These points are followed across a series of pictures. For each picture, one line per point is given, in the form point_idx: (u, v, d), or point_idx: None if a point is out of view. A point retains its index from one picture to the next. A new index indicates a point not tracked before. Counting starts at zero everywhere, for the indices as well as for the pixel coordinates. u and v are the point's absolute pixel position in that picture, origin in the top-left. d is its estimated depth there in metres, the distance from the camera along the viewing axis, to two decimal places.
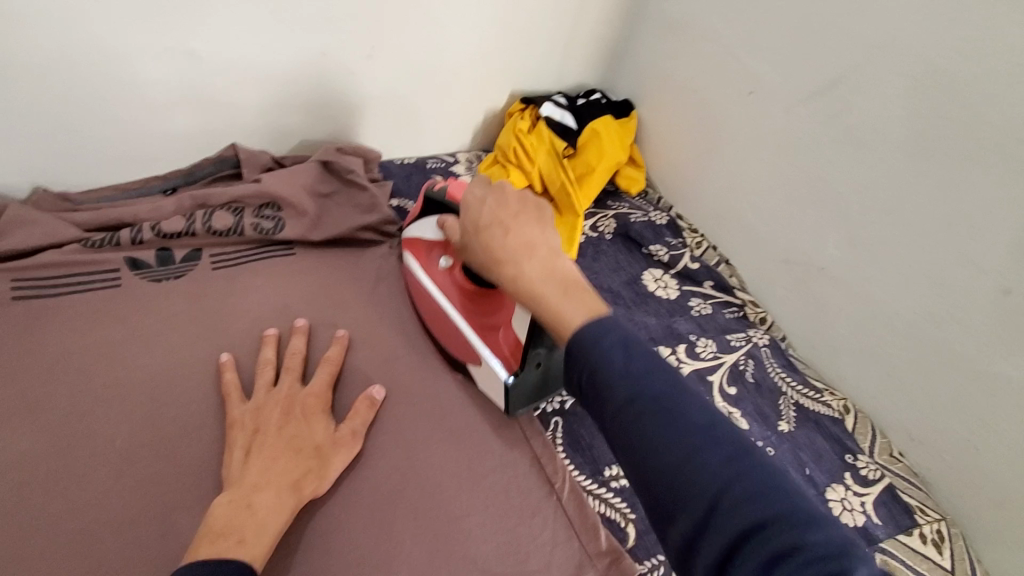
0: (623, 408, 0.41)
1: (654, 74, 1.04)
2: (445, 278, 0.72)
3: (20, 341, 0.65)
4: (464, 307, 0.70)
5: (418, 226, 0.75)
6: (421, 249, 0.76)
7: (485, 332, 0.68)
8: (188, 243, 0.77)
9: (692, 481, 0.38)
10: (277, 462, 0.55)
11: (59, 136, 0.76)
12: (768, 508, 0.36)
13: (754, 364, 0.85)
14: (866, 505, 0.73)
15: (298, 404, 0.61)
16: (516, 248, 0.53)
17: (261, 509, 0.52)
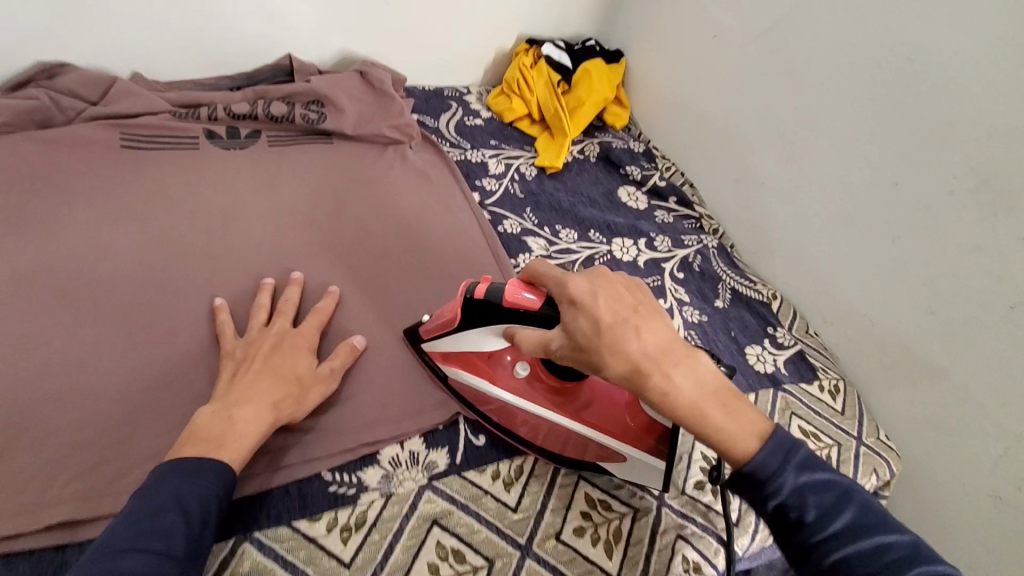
0: (766, 472, 0.47)
1: (640, 26, 1.22)
2: (527, 387, 0.66)
3: (122, 175, 0.84)
4: (555, 408, 0.65)
5: (458, 337, 0.66)
6: (476, 362, 0.67)
7: (586, 408, 0.65)
8: (251, 124, 0.97)
9: (807, 510, 0.47)
10: (260, 386, 0.61)
11: (154, 32, 0.94)
12: (872, 536, 0.45)
13: (702, 259, 1.02)
14: (777, 361, 0.91)
15: (290, 344, 0.67)
16: (663, 364, 0.48)
17: (240, 421, 0.58)
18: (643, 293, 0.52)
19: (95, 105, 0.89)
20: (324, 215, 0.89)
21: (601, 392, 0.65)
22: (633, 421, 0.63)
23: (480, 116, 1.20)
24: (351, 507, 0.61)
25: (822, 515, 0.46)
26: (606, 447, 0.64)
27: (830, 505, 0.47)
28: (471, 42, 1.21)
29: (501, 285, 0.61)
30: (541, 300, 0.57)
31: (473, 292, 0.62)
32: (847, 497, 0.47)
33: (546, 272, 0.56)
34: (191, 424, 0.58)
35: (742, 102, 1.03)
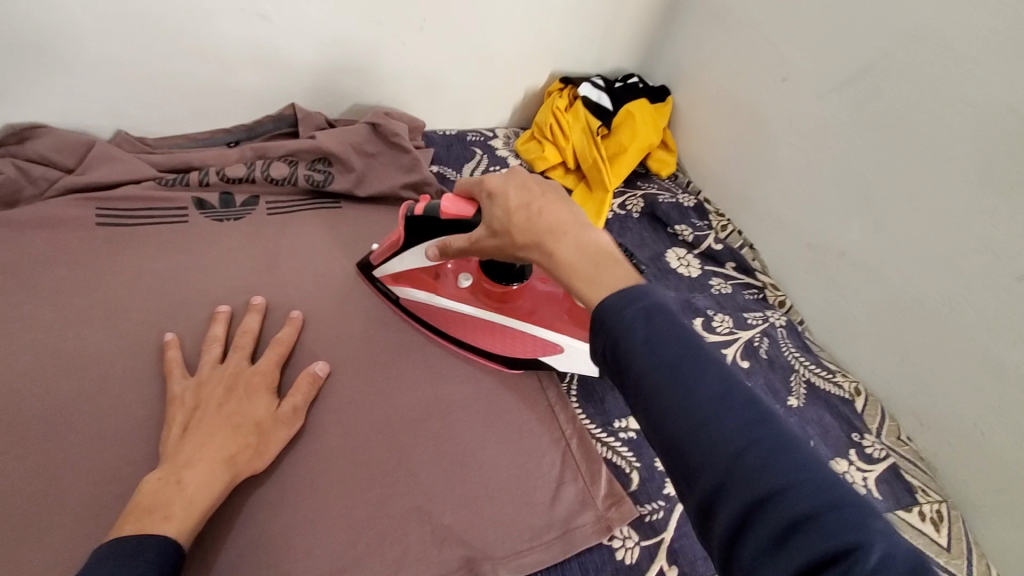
0: (634, 360, 0.39)
1: (691, 61, 1.07)
2: (470, 294, 0.74)
3: (97, 261, 0.73)
4: (494, 309, 0.73)
5: (405, 257, 0.72)
6: (420, 277, 0.74)
7: (530, 313, 0.73)
8: (248, 189, 0.85)
9: (710, 444, 0.35)
10: (214, 439, 0.55)
11: (140, 85, 0.83)
12: (791, 492, 0.32)
13: (769, 342, 0.87)
14: (868, 481, 0.75)
15: (241, 382, 0.61)
16: (549, 228, 0.49)
17: (191, 485, 0.52)
18: (560, 192, 0.54)
19: (70, 173, 0.78)
20: (329, 301, 0.77)
21: (537, 295, 0.74)
22: (562, 323, 0.71)
23: (507, 165, 1.06)
24: None
25: (728, 455, 0.34)
26: (551, 335, 0.71)
27: (741, 440, 0.35)
28: (497, 81, 1.07)
29: (436, 202, 0.65)
30: (474, 208, 0.61)
31: (414, 211, 0.67)
32: (762, 439, 0.35)
33: (478, 182, 0.60)
34: (135, 496, 0.51)
35: (816, 158, 0.88)
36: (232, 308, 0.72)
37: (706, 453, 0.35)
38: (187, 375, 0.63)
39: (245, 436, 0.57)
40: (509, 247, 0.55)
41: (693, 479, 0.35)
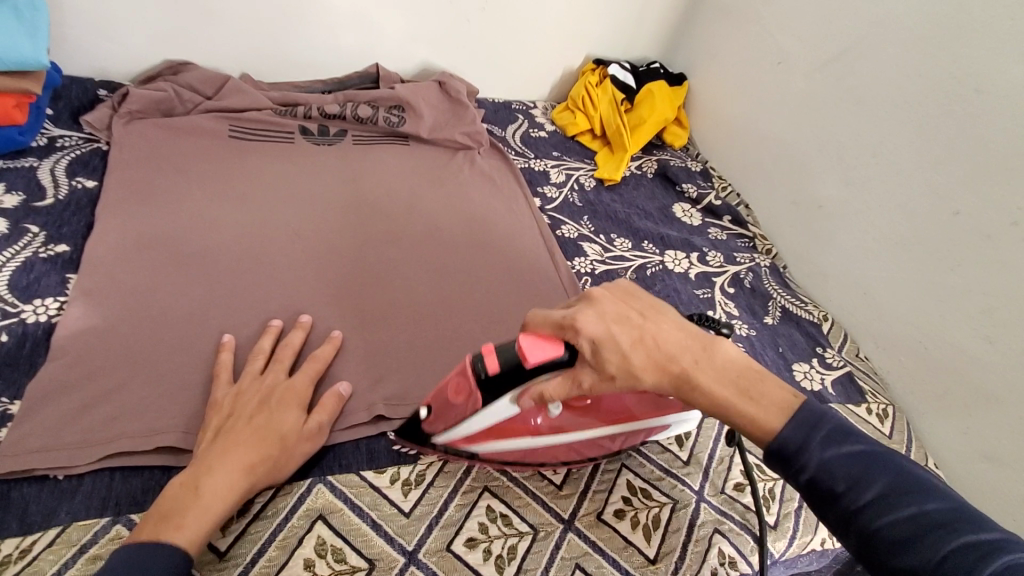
0: (795, 447, 0.51)
1: (705, 51, 1.27)
2: (563, 418, 0.63)
3: (227, 160, 0.94)
4: (586, 422, 0.64)
5: (476, 417, 0.59)
6: (509, 429, 0.62)
7: (610, 411, 0.65)
8: (340, 124, 1.07)
9: (858, 488, 0.47)
10: (237, 446, 0.56)
11: (264, 37, 1.06)
12: (915, 507, 0.45)
13: (753, 276, 1.05)
14: (826, 380, 0.91)
15: (279, 395, 0.62)
16: (689, 362, 0.55)
17: (207, 493, 0.53)
18: (638, 303, 0.58)
19: (210, 100, 1.01)
20: (399, 207, 0.97)
21: (609, 401, 0.64)
22: (641, 409, 0.66)
23: (544, 129, 1.27)
24: (412, 465, 0.66)
25: (867, 480, 0.47)
26: (642, 423, 0.66)
27: (886, 488, 0.46)
28: (541, 60, 1.28)
29: (509, 347, 0.55)
30: (565, 347, 0.53)
31: (487, 370, 0.55)
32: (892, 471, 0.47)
33: (574, 324, 0.53)
34: (158, 500, 0.53)
35: (803, 126, 1.06)
36: (298, 290, 0.78)
37: (865, 501, 0.46)
38: (231, 381, 0.65)
39: (266, 445, 0.57)
40: (616, 385, 0.55)
41: (846, 507, 0.47)
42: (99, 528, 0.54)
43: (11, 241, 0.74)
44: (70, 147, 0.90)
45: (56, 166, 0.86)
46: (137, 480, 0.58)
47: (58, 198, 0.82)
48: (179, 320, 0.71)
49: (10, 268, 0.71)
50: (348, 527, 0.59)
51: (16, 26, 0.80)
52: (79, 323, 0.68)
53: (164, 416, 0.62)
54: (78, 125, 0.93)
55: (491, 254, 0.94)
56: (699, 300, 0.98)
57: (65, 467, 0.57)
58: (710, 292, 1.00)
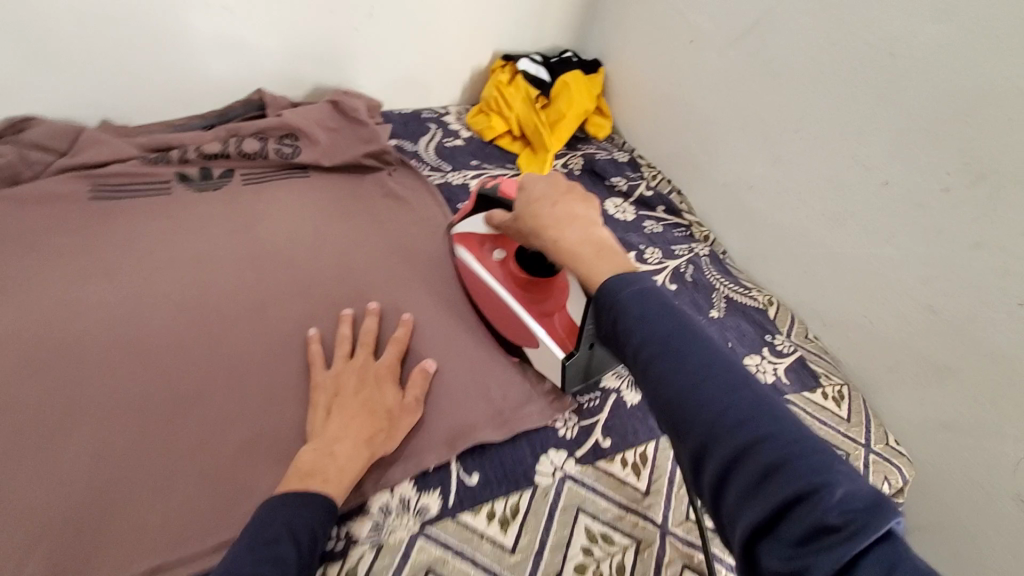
0: (644, 331, 0.46)
1: (615, 34, 1.20)
2: (499, 268, 0.77)
3: (94, 227, 0.82)
4: (517, 292, 0.75)
5: (468, 221, 0.80)
6: (472, 241, 0.81)
7: (539, 304, 0.73)
8: (225, 164, 0.95)
9: (700, 390, 0.42)
10: (355, 421, 0.62)
11: (121, 77, 0.93)
12: (762, 424, 0.39)
13: (693, 268, 1.00)
14: (778, 369, 0.89)
15: (374, 371, 0.68)
16: (562, 217, 0.58)
17: (341, 456, 0.59)
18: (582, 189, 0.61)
19: (64, 156, 0.88)
20: (304, 251, 0.87)
21: (557, 297, 0.72)
22: (563, 331, 0.70)
23: (460, 136, 1.18)
24: (342, 561, 0.58)
25: (700, 393, 0.42)
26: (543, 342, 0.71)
27: (729, 395, 0.41)
28: (446, 62, 1.19)
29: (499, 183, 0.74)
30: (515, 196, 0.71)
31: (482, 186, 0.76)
32: (752, 393, 0.41)
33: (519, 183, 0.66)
34: (296, 464, 0.59)
35: (723, 105, 1.01)
36: (191, 372, 0.68)
37: (702, 398, 0.41)
38: (325, 367, 0.69)
39: (376, 418, 0.63)
40: (525, 235, 0.63)
41: (690, 432, 0.41)
42: None
43: None
44: None
45: None
46: None
47: None
48: (45, 437, 0.60)
49: None
50: None
51: None
52: None
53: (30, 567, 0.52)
54: None
55: (414, 289, 0.85)
56: None
57: None
58: None
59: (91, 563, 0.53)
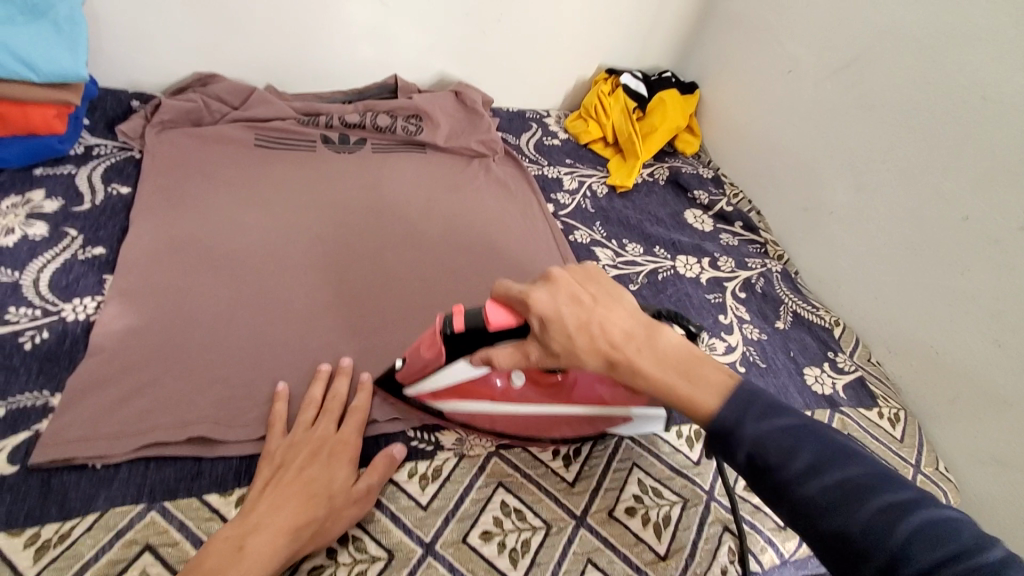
0: (730, 420, 0.51)
1: (716, 60, 1.29)
2: (522, 391, 0.68)
3: (255, 168, 0.98)
4: (551, 398, 0.68)
5: (439, 376, 0.64)
6: (466, 390, 0.67)
7: (580, 395, 0.68)
8: (360, 134, 1.11)
9: (799, 468, 0.47)
10: (286, 500, 0.56)
11: (289, 51, 1.10)
12: (844, 476, 0.46)
13: (764, 281, 1.06)
14: (837, 383, 0.93)
15: (333, 446, 0.63)
16: (624, 339, 0.54)
17: (252, 553, 0.51)
18: (602, 279, 0.58)
19: (236, 110, 1.05)
20: (418, 212, 1.00)
21: (584, 382, 0.67)
22: (612, 397, 0.68)
23: (558, 137, 1.29)
24: (429, 460, 0.68)
25: (814, 482, 0.47)
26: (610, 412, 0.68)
27: (822, 458, 0.48)
28: (555, 70, 1.31)
29: (474, 311, 0.59)
30: (519, 319, 0.57)
31: (453, 327, 0.59)
32: (830, 445, 0.48)
33: (524, 303, 0.55)
34: (204, 550, 0.52)
35: (813, 134, 1.08)
36: (324, 293, 0.82)
37: (805, 471, 0.47)
38: (284, 433, 0.64)
39: (309, 491, 0.57)
40: (575, 364, 0.55)
41: (816, 521, 0.46)
42: (135, 514, 0.57)
43: (51, 245, 0.78)
44: (106, 155, 0.93)
45: (92, 173, 0.90)
46: (172, 468, 0.61)
47: (94, 203, 0.85)
48: (211, 320, 0.74)
49: (51, 270, 0.75)
50: (368, 517, 0.61)
51: (58, 39, 0.83)
52: (115, 322, 0.71)
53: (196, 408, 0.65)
54: (112, 134, 0.97)
55: (509, 258, 0.97)
56: (710, 305, 0.99)
57: (102, 457, 0.60)
58: (721, 296, 1.01)
59: (239, 419, 0.66)
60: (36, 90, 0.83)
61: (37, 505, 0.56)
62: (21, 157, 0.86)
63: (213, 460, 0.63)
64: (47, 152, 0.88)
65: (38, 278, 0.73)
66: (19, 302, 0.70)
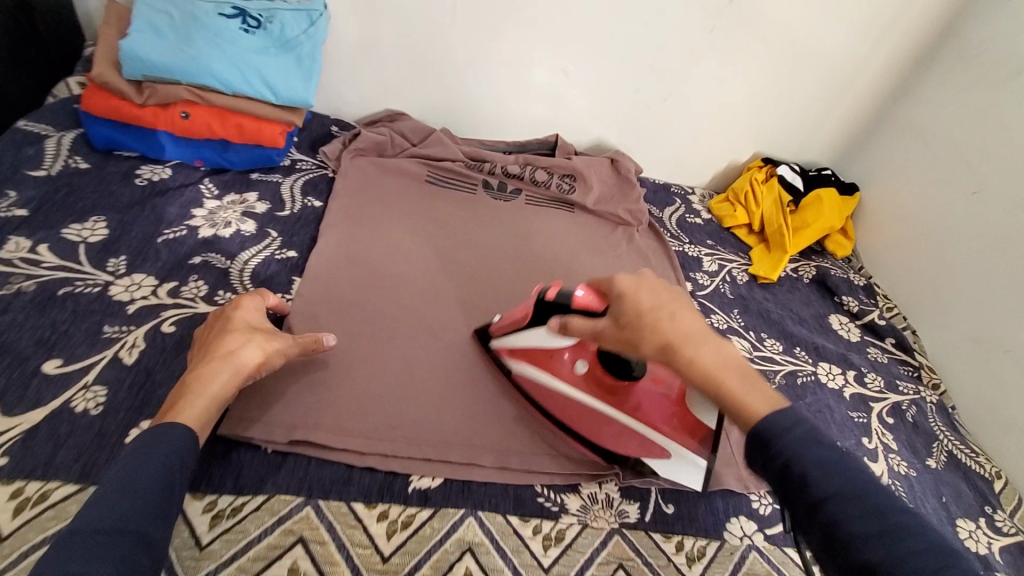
0: (786, 447, 0.48)
1: (885, 166, 1.24)
2: (582, 381, 0.73)
3: (425, 204, 1.07)
4: (605, 402, 0.72)
5: (523, 334, 0.74)
6: (537, 356, 0.75)
7: (635, 408, 0.71)
8: (517, 185, 1.18)
9: (846, 500, 0.45)
10: (219, 344, 0.64)
11: (469, 102, 1.20)
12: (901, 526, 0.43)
13: (916, 410, 0.99)
14: (993, 545, 0.83)
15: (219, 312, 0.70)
16: (688, 334, 0.55)
17: (196, 386, 0.59)
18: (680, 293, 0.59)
19: (414, 146, 1.16)
20: (563, 269, 1.05)
21: (643, 392, 0.72)
22: (664, 424, 0.70)
23: (701, 216, 1.29)
24: (554, 521, 0.68)
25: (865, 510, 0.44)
26: (655, 437, 0.69)
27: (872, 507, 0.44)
28: (710, 151, 1.32)
29: (568, 291, 0.66)
30: (603, 303, 0.62)
31: (545, 293, 0.68)
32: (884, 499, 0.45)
33: (611, 280, 0.62)
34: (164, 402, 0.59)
35: (996, 263, 1.00)
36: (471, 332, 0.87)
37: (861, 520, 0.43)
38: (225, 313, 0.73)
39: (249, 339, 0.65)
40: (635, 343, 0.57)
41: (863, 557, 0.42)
42: (296, 505, 0.62)
43: (256, 242, 0.89)
44: (306, 170, 1.06)
45: (293, 184, 1.02)
46: (329, 468, 0.67)
47: (293, 210, 0.97)
48: (374, 338, 0.81)
49: (253, 264, 0.86)
50: (493, 566, 0.62)
51: (297, 70, 0.97)
52: (300, 321, 0.80)
53: (362, 420, 0.71)
54: (314, 152, 1.10)
55: None
56: (853, 423, 0.94)
57: (273, 443, 0.67)
58: (866, 417, 0.96)
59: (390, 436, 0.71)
60: (271, 109, 0.97)
61: (217, 473, 0.63)
62: (245, 162, 1.00)
63: (362, 469, 0.68)
64: (264, 161, 1.01)
65: (243, 270, 0.84)
66: (226, 288, 0.81)
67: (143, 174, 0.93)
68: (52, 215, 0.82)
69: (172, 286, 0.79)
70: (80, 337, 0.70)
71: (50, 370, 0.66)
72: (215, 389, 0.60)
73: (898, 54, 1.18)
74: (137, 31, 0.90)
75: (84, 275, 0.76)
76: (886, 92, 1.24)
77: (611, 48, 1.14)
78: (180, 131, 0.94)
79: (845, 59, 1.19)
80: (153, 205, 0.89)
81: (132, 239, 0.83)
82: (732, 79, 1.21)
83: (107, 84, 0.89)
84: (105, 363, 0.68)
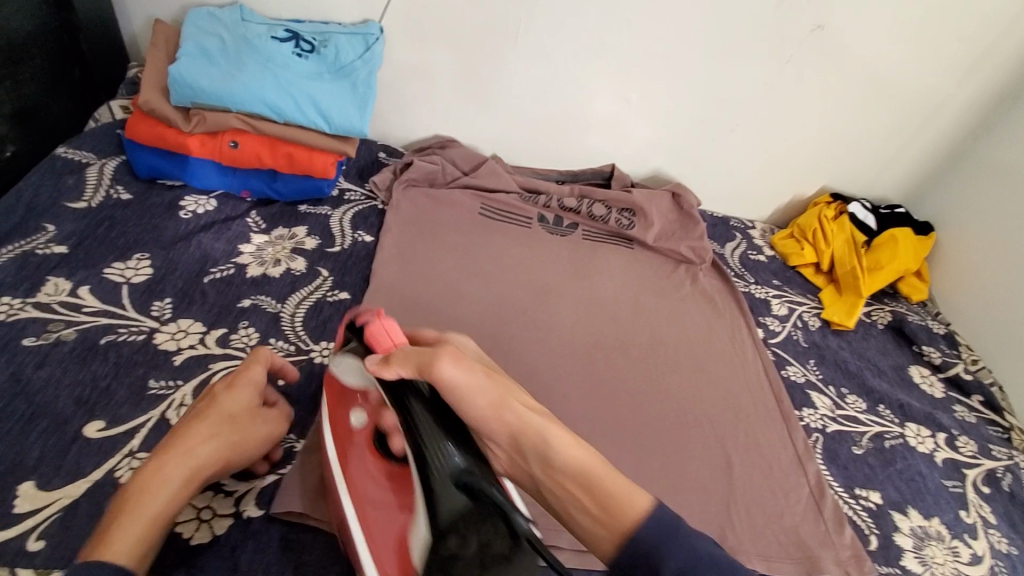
0: None
1: (964, 206, 1.16)
2: (357, 443, 0.58)
3: (479, 239, 1.01)
4: (370, 485, 0.55)
5: (338, 364, 0.59)
6: (339, 396, 0.61)
7: (381, 517, 0.53)
8: (574, 218, 1.11)
9: None
10: (189, 437, 0.52)
11: (523, 130, 1.14)
12: None
13: (1012, 478, 0.90)
14: None
15: (226, 375, 0.58)
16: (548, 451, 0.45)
17: (141, 498, 0.48)
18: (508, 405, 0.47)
19: (465, 175, 1.10)
20: (627, 313, 0.98)
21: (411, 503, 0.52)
22: (394, 561, 0.50)
23: (764, 252, 1.21)
24: None
25: None
26: (352, 525, 0.53)
27: None
28: (773, 183, 1.25)
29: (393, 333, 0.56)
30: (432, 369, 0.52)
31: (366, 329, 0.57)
32: None
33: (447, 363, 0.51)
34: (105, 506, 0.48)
35: None
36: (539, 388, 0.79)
37: None
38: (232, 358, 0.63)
39: (220, 433, 0.54)
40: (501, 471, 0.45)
41: None
42: None
43: (307, 282, 0.83)
44: (355, 202, 1.00)
45: (344, 218, 0.96)
46: None
47: (344, 246, 0.91)
48: None
49: (304, 308, 0.79)
50: None
51: (352, 98, 0.91)
52: None
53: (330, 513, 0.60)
54: (362, 181, 1.04)
55: (720, 386, 0.91)
56: (948, 494, 0.85)
57: (329, 528, 0.60)
58: (960, 485, 0.87)
59: None
60: (324, 139, 0.91)
61: (276, 559, 0.57)
62: (293, 194, 0.93)
63: None
64: (314, 192, 0.94)
65: (294, 315, 0.78)
66: (278, 336, 0.75)
67: (187, 206, 0.87)
68: (93, 253, 0.76)
69: (220, 334, 0.72)
70: (124, 395, 0.64)
71: (92, 433, 0.60)
72: (160, 507, 0.48)
73: (983, 89, 1.11)
74: (187, 56, 0.85)
75: (128, 322, 0.70)
76: (966, 128, 1.16)
77: (675, 76, 1.07)
78: (228, 161, 0.88)
79: (924, 93, 1.11)
80: (198, 241, 0.82)
81: (176, 279, 0.77)
82: (802, 111, 1.14)
83: (155, 111, 0.84)
84: (152, 426, 0.62)
